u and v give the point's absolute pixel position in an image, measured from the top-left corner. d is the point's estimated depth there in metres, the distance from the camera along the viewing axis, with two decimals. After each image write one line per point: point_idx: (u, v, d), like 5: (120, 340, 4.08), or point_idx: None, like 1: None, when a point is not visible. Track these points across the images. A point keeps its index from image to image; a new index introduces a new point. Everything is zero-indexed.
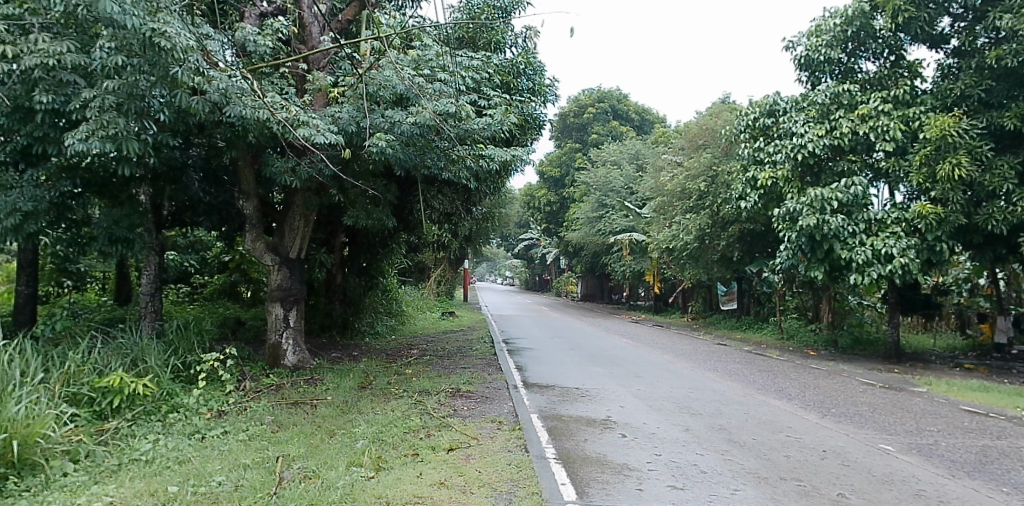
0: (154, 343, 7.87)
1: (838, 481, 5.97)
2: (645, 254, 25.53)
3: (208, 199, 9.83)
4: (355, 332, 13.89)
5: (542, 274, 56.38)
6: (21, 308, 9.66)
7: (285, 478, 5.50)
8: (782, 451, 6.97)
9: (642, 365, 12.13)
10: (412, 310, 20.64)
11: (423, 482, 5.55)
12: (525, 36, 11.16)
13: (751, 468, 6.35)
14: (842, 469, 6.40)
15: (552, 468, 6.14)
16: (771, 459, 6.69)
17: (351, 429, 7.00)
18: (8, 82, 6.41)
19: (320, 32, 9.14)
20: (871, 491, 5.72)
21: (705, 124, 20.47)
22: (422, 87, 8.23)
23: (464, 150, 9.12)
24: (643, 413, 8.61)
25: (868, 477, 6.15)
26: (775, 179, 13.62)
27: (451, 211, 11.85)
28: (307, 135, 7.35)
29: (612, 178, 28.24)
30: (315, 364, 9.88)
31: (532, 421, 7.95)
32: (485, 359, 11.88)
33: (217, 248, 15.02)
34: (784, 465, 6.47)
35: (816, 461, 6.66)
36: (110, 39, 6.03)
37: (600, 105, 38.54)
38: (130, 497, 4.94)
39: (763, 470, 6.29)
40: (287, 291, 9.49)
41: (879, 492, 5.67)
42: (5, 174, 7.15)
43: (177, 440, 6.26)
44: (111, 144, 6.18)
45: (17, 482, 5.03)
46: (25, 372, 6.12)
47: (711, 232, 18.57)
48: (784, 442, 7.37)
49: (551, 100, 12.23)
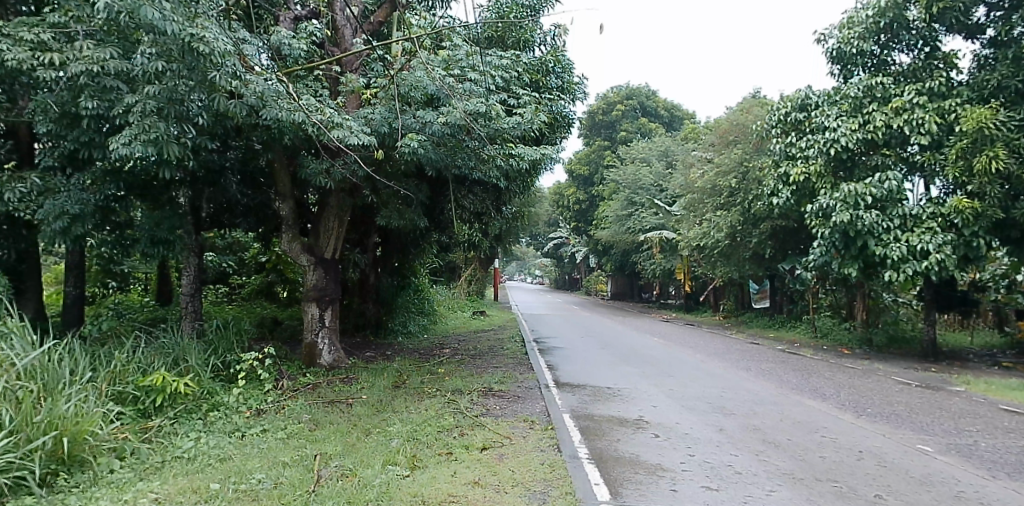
0: (194, 343, 8.00)
1: (874, 483, 5.85)
2: (676, 251, 25.26)
3: (245, 201, 10.01)
4: (388, 331, 14.01)
5: (572, 274, 56.22)
6: (70, 309, 9.86)
7: (323, 476, 5.57)
8: (817, 452, 6.85)
9: (675, 365, 12.01)
10: (442, 309, 20.70)
11: (457, 482, 5.57)
12: (556, 34, 11.02)
13: (787, 468, 6.26)
14: (879, 470, 6.27)
15: (586, 469, 6.11)
16: (807, 460, 6.58)
17: (385, 428, 7.06)
18: (56, 89, 6.60)
19: (352, 34, 9.11)
20: (910, 492, 5.59)
21: (736, 120, 20.22)
22: (453, 87, 8.28)
23: (494, 150, 9.14)
24: (677, 414, 8.52)
25: (906, 478, 6.01)
26: (807, 175, 13.39)
27: (482, 210, 11.86)
28: (341, 136, 7.36)
29: (642, 175, 27.98)
30: (350, 364, 9.94)
31: (565, 421, 7.92)
32: (516, 359, 11.85)
33: (254, 249, 15.31)
34: (821, 467, 6.34)
35: (852, 462, 6.53)
36: (151, 44, 6.14)
37: (629, 102, 38.21)
38: (174, 494, 5.05)
39: (799, 471, 6.20)
40: (322, 290, 9.57)
41: (917, 494, 5.55)
42: (55, 178, 7.38)
43: (218, 438, 6.37)
44: (152, 148, 6.27)
45: (67, 478, 5.19)
46: (75, 371, 6.29)
47: (743, 230, 18.33)
48: (820, 443, 7.24)
49: (581, 98, 12.11)
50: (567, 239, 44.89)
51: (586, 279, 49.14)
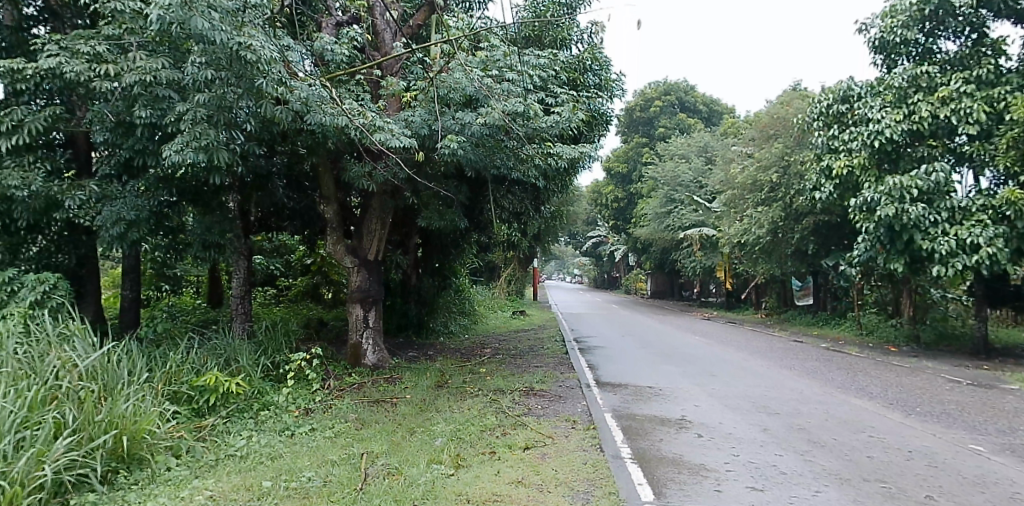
0: (245, 344, 8.22)
1: (924, 484, 5.69)
2: (716, 249, 24.93)
3: (291, 205, 10.23)
4: (430, 331, 14.15)
5: (611, 273, 55.88)
6: (127, 311, 10.19)
7: (370, 474, 5.66)
8: (865, 452, 6.70)
9: (718, 364, 11.87)
10: (482, 308, 20.82)
11: (501, 481, 5.60)
12: (593, 31, 10.91)
13: (834, 468, 6.14)
14: (929, 470, 6.09)
15: (629, 469, 6.08)
16: (855, 460, 6.44)
17: (429, 427, 7.14)
18: (112, 99, 6.86)
19: (392, 38, 9.14)
20: (963, 493, 5.43)
21: (777, 113, 19.84)
22: (491, 88, 8.35)
23: (532, 149, 9.14)
24: (720, 413, 8.41)
25: (958, 479, 5.83)
26: (850, 168, 13.07)
27: (521, 210, 11.86)
28: (383, 139, 7.44)
29: (681, 171, 27.61)
30: (393, 363, 10.06)
31: (607, 420, 7.89)
32: (557, 358, 11.87)
33: (299, 251, 15.63)
34: (869, 467, 6.19)
35: (902, 462, 6.36)
36: (201, 53, 6.29)
37: (667, 98, 37.79)
38: (228, 491, 5.20)
39: (846, 471, 6.07)
40: (366, 292, 9.72)
41: (970, 495, 5.38)
42: (111, 186, 7.66)
43: (268, 436, 6.53)
44: (203, 154, 6.44)
45: (127, 476, 5.39)
46: (133, 371, 6.51)
47: (784, 225, 17.98)
48: (867, 443, 7.07)
49: (618, 95, 12.03)
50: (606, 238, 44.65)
51: (625, 277, 48.80)
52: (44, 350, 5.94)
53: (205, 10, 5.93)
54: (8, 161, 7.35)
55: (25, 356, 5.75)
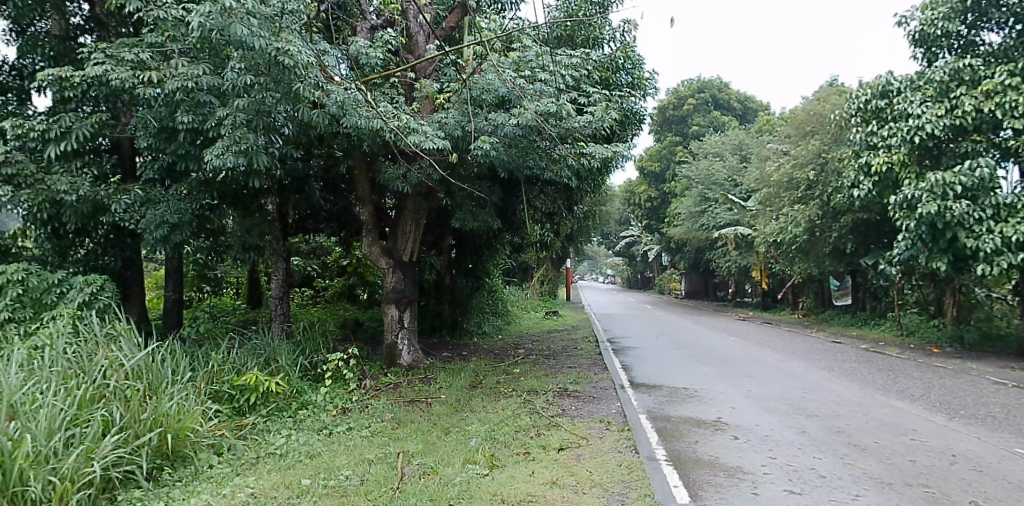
0: (284, 344, 8.37)
1: (969, 489, 5.52)
2: (752, 248, 24.56)
3: (327, 207, 10.36)
4: (464, 332, 14.20)
5: (644, 273, 55.42)
6: (170, 312, 10.45)
7: (407, 473, 5.71)
8: (906, 455, 6.52)
9: (755, 365, 11.68)
10: (515, 309, 20.84)
11: (536, 482, 5.59)
12: (625, 29, 10.84)
13: (875, 472, 5.99)
14: (974, 475, 5.91)
15: (664, 471, 6.02)
16: (896, 464, 6.28)
17: (464, 427, 7.17)
18: (155, 105, 7.05)
19: (426, 40, 9.22)
20: (1010, 499, 5.26)
21: (813, 109, 19.45)
22: (524, 88, 8.37)
23: (565, 149, 9.12)
24: (757, 415, 8.28)
25: (1005, 484, 5.64)
26: (890, 164, 12.76)
27: (554, 211, 11.82)
28: (417, 142, 7.50)
29: (715, 170, 27.26)
30: (428, 364, 10.13)
31: (642, 422, 7.82)
32: (591, 359, 11.82)
33: (335, 253, 15.86)
34: (911, 471, 6.03)
35: (944, 466, 6.19)
36: (240, 59, 6.42)
37: (700, 96, 37.33)
38: (269, 489, 5.30)
39: (887, 475, 5.92)
40: (401, 293, 9.80)
41: (1017, 501, 5.20)
42: (154, 190, 7.87)
43: (307, 435, 6.64)
44: (243, 158, 6.57)
45: (171, 473, 5.53)
46: (177, 370, 6.68)
47: (822, 224, 17.61)
48: (909, 446, 6.89)
49: (651, 94, 11.92)
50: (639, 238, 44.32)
51: (659, 276, 48.34)
52: (92, 350, 6.12)
53: (245, 17, 6.06)
54: (57, 167, 7.59)
55: (74, 355, 5.94)
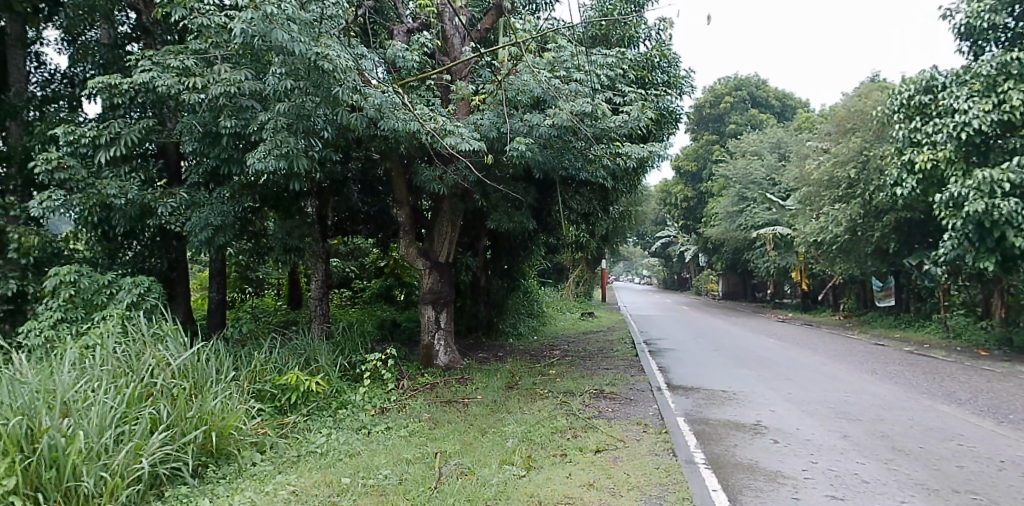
0: (323, 344, 8.49)
1: (1020, 497, 5.32)
2: (791, 248, 24.08)
3: (365, 209, 10.49)
4: (499, 332, 14.23)
5: (680, 274, 54.78)
6: (214, 313, 10.67)
7: (444, 473, 5.73)
8: (953, 461, 6.32)
9: (795, 367, 11.46)
10: (550, 310, 20.80)
11: (573, 484, 5.57)
12: (661, 28, 10.72)
13: (920, 478, 5.81)
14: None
15: (702, 474, 5.94)
16: (942, 470, 6.08)
17: (501, 428, 7.18)
18: (200, 111, 7.23)
19: (461, 43, 9.25)
20: None
21: (854, 106, 18.98)
22: (559, 88, 8.35)
23: (601, 150, 9.05)
24: (798, 419, 8.11)
25: None
26: (935, 162, 12.38)
27: (589, 211, 11.75)
28: (453, 143, 7.52)
29: (753, 168, 26.81)
30: (464, 364, 10.17)
31: (679, 425, 7.73)
32: (627, 360, 11.72)
33: (373, 255, 16.05)
34: (959, 478, 5.84)
35: (994, 473, 5.97)
36: (281, 64, 6.54)
37: (738, 94, 36.76)
38: (310, 487, 5.38)
39: (933, 481, 5.74)
40: (437, 294, 9.87)
41: None
42: (199, 193, 8.06)
43: (346, 434, 6.73)
44: (284, 161, 6.68)
45: (215, 470, 5.65)
46: (221, 370, 6.82)
47: (864, 223, 17.17)
48: (956, 451, 6.67)
49: (688, 92, 11.76)
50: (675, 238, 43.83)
51: (696, 277, 47.72)
52: (141, 349, 6.29)
53: (285, 22, 6.17)
54: (107, 172, 7.84)
55: (124, 354, 6.11)
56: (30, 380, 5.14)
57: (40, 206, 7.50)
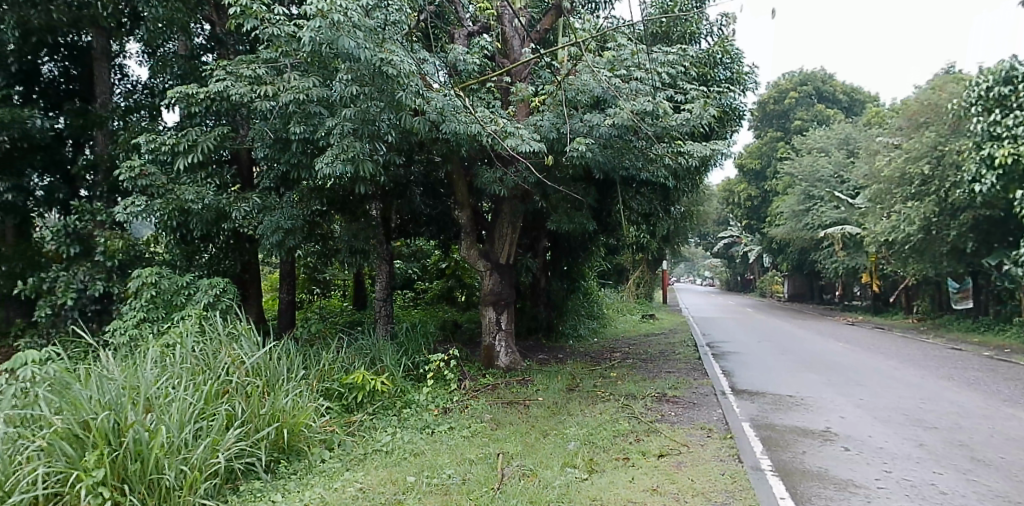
0: (388, 344, 8.65)
1: None
2: (861, 248, 23.17)
3: (427, 211, 10.63)
4: (559, 334, 14.20)
5: (744, 275, 53.40)
6: (284, 313, 10.99)
7: (507, 474, 5.74)
8: None
9: (866, 372, 11.04)
10: (610, 311, 20.63)
11: (636, 488, 5.48)
12: (724, 23, 10.47)
13: (1003, 491, 5.49)
14: None
15: (771, 481, 5.75)
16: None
17: (563, 430, 7.16)
18: (271, 118, 7.47)
19: (521, 44, 9.23)
20: None
21: (927, 99, 18.09)
22: (619, 88, 8.27)
23: (662, 149, 8.90)
24: (870, 426, 7.78)
25: None
26: (1016, 156, 11.67)
27: (650, 212, 11.59)
28: (514, 145, 7.52)
29: (820, 166, 25.92)
30: (525, 365, 10.19)
31: (745, 430, 7.51)
32: (689, 363, 11.49)
33: (435, 256, 16.25)
34: None
35: None
36: (347, 71, 6.69)
37: (803, 89, 35.62)
38: (376, 484, 5.48)
39: (1018, 495, 5.42)
40: (498, 295, 9.93)
41: None
42: (270, 198, 8.35)
43: (410, 433, 6.82)
44: (350, 165, 6.83)
45: (287, 466, 5.83)
46: (291, 368, 7.03)
47: (939, 222, 16.38)
48: None
49: (751, 88, 11.45)
50: (738, 239, 42.76)
51: (760, 278, 46.47)
52: (217, 348, 6.53)
53: (352, 30, 6.31)
54: (185, 178, 8.20)
55: (201, 352, 6.36)
56: (117, 376, 5.38)
57: (125, 212, 7.94)
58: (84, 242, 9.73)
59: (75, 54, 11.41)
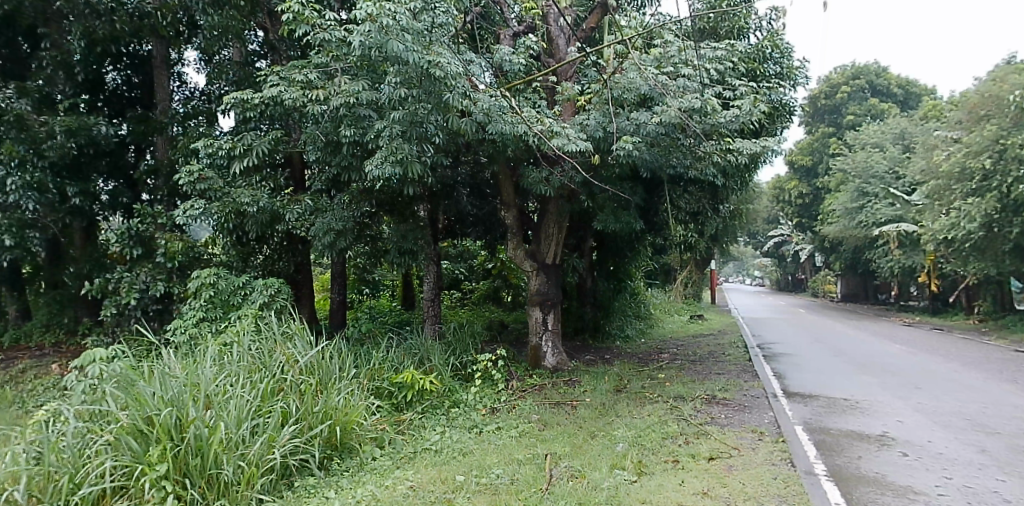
0: (436, 344, 8.74)
1: None
2: (919, 247, 22.38)
3: (473, 212, 10.68)
4: (605, 335, 14.09)
5: (795, 275, 52.07)
6: (335, 313, 11.20)
7: (554, 475, 5.73)
8: None
9: (924, 375, 10.65)
10: (657, 312, 20.39)
11: (686, 491, 5.41)
12: (773, 17, 10.24)
13: None
14: None
15: (825, 486, 5.61)
16: None
17: (611, 431, 7.10)
18: (322, 121, 7.61)
19: (566, 43, 9.21)
20: None
21: (987, 91, 17.35)
22: (667, 85, 8.16)
23: (711, 146, 8.75)
24: (930, 430, 7.49)
25: None
26: None
27: (698, 210, 11.41)
28: (560, 145, 7.48)
29: (874, 162, 25.13)
30: (572, 366, 10.14)
31: (798, 434, 7.32)
32: (739, 365, 11.27)
33: (481, 257, 16.34)
34: None
35: None
36: (396, 74, 6.78)
37: (855, 83, 34.59)
38: (426, 483, 5.52)
39: None
40: (545, 295, 9.91)
41: None
42: (321, 200, 8.53)
43: (459, 433, 6.87)
44: (399, 167, 6.91)
45: (339, 463, 5.93)
46: (343, 368, 7.15)
47: (1002, 218, 15.71)
48: None
49: (802, 83, 11.16)
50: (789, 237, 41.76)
51: (812, 278, 45.21)
52: (272, 347, 6.69)
53: (399, 33, 6.38)
54: (240, 182, 8.43)
55: (257, 351, 6.53)
56: (179, 373, 5.57)
57: (184, 215, 8.27)
58: (146, 244, 10.09)
59: (136, 63, 11.91)
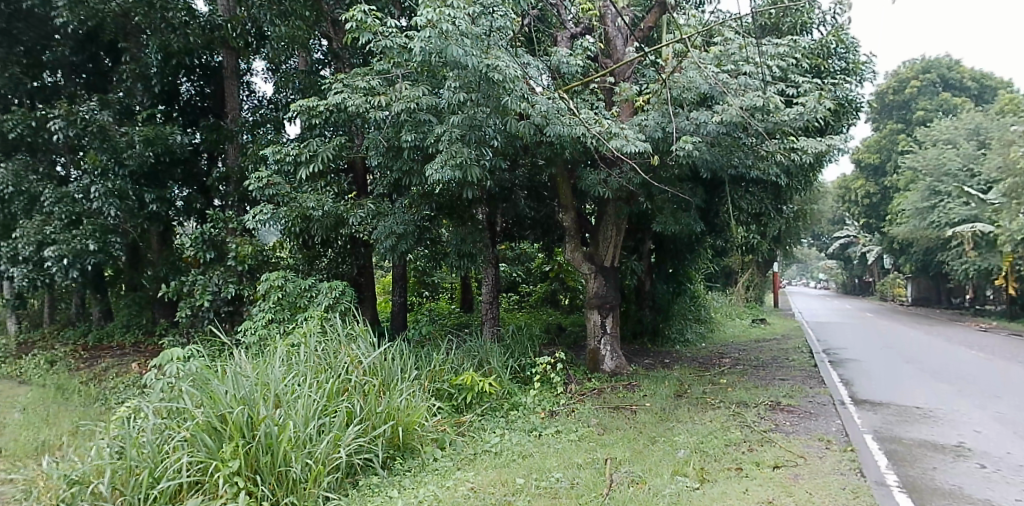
0: (495, 347, 8.78)
1: None
2: (996, 247, 21.36)
3: (531, 215, 10.70)
4: (664, 339, 13.87)
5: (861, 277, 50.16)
6: (397, 315, 11.35)
7: (615, 480, 5.68)
8: None
9: (1003, 383, 10.10)
10: (718, 316, 19.96)
11: (751, 500, 5.27)
12: (840, 11, 9.90)
13: None
14: None
15: (897, 498, 5.38)
16: None
17: (672, 437, 6.98)
18: (383, 126, 7.76)
19: (624, 44, 9.11)
20: None
21: None
22: (728, 83, 8.00)
23: (774, 145, 8.55)
24: (1012, 441, 7.10)
25: None
26: None
27: (760, 211, 11.13)
28: (619, 146, 7.41)
29: (946, 159, 24.00)
30: (631, 370, 10.03)
31: (867, 443, 7.06)
32: (805, 371, 10.94)
33: (539, 259, 16.36)
34: None
35: None
36: (455, 78, 6.86)
37: (925, 77, 33.19)
38: (486, 485, 5.55)
39: None
40: (603, 298, 9.84)
41: None
42: (383, 204, 8.70)
43: (519, 435, 6.88)
44: (458, 171, 6.96)
45: (402, 462, 6.03)
46: (404, 369, 7.26)
47: None
48: None
49: (869, 78, 10.76)
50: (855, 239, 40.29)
51: (880, 280, 43.46)
52: (337, 348, 6.85)
53: (459, 37, 6.44)
54: (305, 187, 8.69)
55: (323, 352, 6.69)
56: (249, 373, 5.75)
57: (253, 219, 8.61)
58: (218, 248, 10.49)
59: (209, 74, 12.37)
